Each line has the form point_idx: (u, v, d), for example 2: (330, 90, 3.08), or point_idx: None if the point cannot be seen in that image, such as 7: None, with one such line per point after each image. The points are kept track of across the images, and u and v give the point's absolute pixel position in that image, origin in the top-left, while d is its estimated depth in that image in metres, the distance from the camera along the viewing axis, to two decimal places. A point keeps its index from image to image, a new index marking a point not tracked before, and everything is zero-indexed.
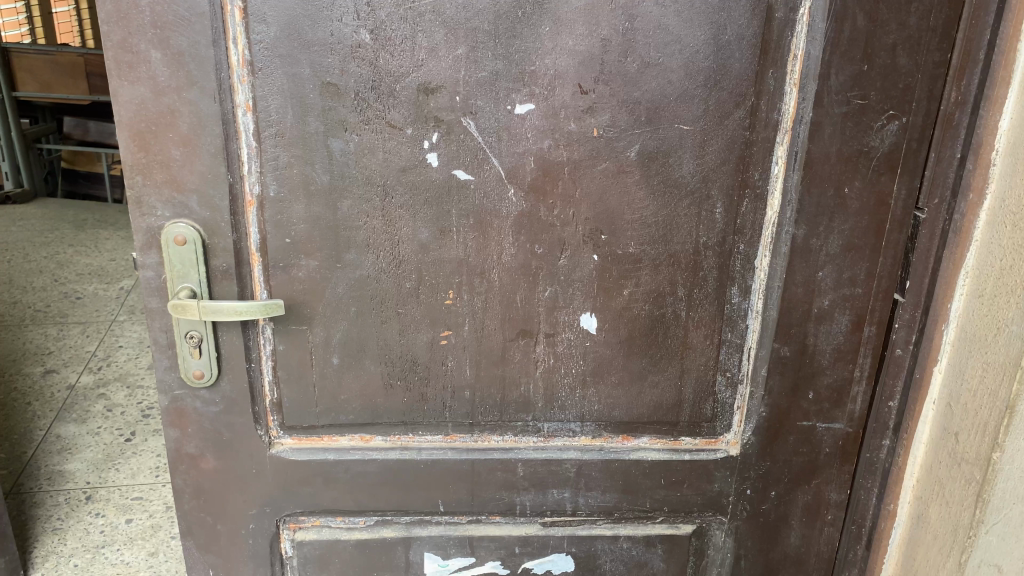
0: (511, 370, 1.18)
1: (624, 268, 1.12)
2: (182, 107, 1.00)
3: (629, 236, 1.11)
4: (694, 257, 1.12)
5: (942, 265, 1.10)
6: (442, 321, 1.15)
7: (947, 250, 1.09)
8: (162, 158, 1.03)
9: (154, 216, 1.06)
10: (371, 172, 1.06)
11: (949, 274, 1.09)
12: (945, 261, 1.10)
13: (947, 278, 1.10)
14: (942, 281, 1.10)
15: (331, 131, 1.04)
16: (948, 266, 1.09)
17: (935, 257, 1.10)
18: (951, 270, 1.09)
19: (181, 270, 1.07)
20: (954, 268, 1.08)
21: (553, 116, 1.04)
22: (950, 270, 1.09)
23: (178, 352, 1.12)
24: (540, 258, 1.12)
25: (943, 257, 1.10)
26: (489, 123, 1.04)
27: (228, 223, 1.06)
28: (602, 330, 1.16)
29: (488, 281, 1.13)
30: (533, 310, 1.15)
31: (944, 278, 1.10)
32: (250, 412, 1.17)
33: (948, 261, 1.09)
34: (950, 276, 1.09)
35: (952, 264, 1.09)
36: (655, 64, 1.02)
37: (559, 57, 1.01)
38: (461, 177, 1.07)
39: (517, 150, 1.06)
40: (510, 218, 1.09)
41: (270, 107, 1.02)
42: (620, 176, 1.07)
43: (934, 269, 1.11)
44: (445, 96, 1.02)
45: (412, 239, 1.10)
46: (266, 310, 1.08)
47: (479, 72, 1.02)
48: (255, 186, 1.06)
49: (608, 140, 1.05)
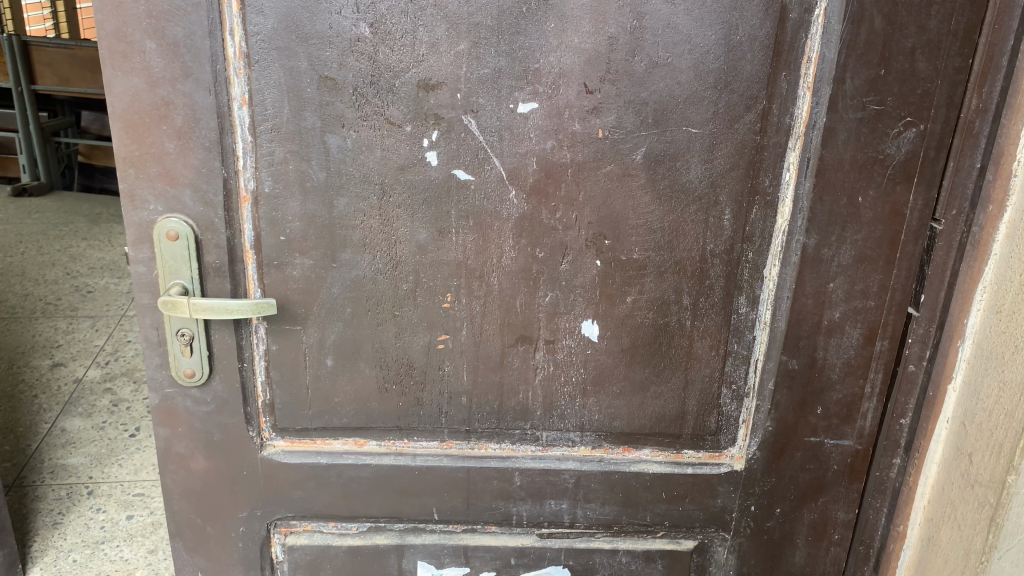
0: (510, 377, 1.15)
1: (628, 275, 1.09)
2: (177, 99, 0.98)
3: (634, 242, 1.07)
4: (701, 265, 1.09)
5: (958, 279, 1.06)
6: (439, 324, 1.12)
7: (964, 264, 1.05)
8: (155, 152, 1.01)
9: (146, 210, 1.03)
10: (369, 170, 1.03)
11: (965, 289, 1.05)
12: (961, 276, 1.05)
13: (963, 294, 1.05)
14: (958, 296, 1.06)
15: (328, 127, 1.01)
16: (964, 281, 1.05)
17: (950, 271, 1.06)
18: (968, 286, 1.04)
19: (173, 265, 1.05)
20: (971, 284, 1.04)
21: (557, 116, 1.01)
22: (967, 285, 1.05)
23: (170, 350, 1.10)
24: (541, 262, 1.08)
25: (960, 271, 1.05)
26: (491, 121, 1.01)
27: (221, 218, 1.04)
28: (604, 338, 1.13)
29: (488, 284, 1.10)
30: (534, 316, 1.11)
31: (961, 293, 1.06)
32: (242, 412, 1.15)
33: (965, 275, 1.05)
34: (967, 291, 1.05)
35: (969, 278, 1.04)
36: (664, 64, 0.98)
37: (564, 55, 0.98)
38: (462, 176, 1.04)
39: (520, 150, 1.03)
40: (511, 220, 1.06)
41: (266, 101, 1.00)
42: (626, 179, 1.04)
43: (950, 284, 1.06)
44: (446, 93, 0.99)
45: (409, 240, 1.07)
46: (257, 309, 1.05)
47: (481, 69, 0.98)
48: (250, 182, 1.04)
49: (614, 141, 1.02)
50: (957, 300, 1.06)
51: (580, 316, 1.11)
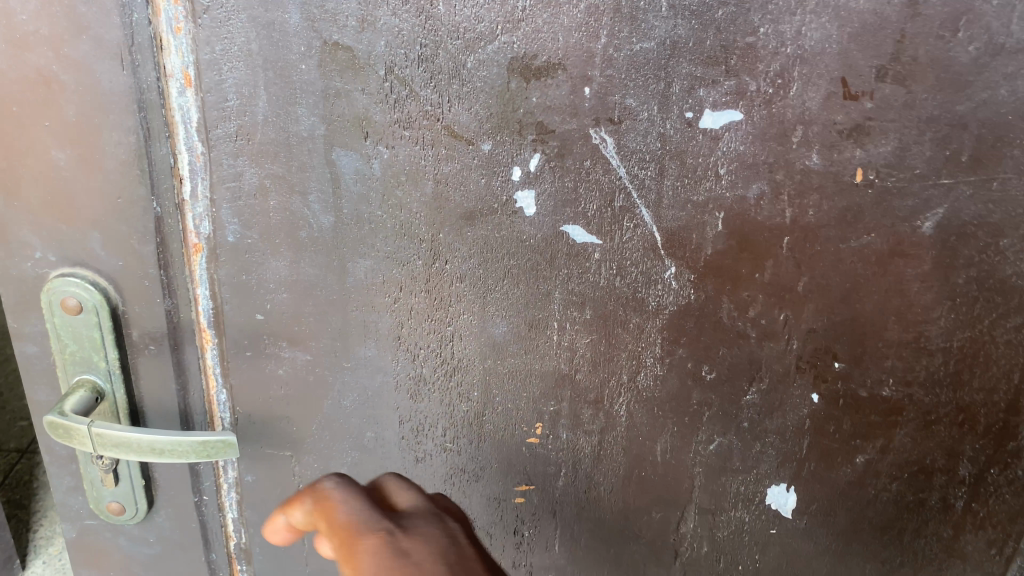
0: (633, 555, 0.69)
1: (710, 476, 0.64)
2: (64, 72, 0.52)
3: (886, 369, 0.58)
4: (1007, 418, 0.59)
5: (396, 523, 0.42)
6: (521, 468, 0.65)
7: (330, 480, 0.45)
8: (34, 164, 0.55)
9: (30, 258, 0.58)
10: (412, 215, 0.57)
11: (421, 560, 0.39)
12: (372, 510, 0.42)
13: (423, 555, 0.40)
14: (462, 538, 0.43)
15: (342, 137, 0.54)
16: (342, 490, 0.44)
17: (419, 488, 0.46)
18: (356, 548, 0.40)
19: (76, 354, 0.60)
20: (319, 501, 0.44)
21: (777, 139, 0.51)
22: (355, 500, 0.43)
23: (84, 475, 0.67)
24: (709, 389, 0.60)
25: (352, 504, 0.43)
26: (644, 143, 0.52)
27: (155, 281, 0.59)
28: (771, 548, 0.67)
29: (609, 415, 0.62)
30: (634, 501, 0.66)
31: (452, 544, 0.41)
32: (202, 564, 0.73)
33: (364, 522, 0.41)
34: (371, 559, 0.39)
35: (402, 524, 0.42)
36: (1017, 50, 0.48)
37: (810, 20, 0.48)
38: (578, 237, 0.56)
39: (694, 197, 0.54)
40: (662, 317, 0.58)
41: (227, 83, 0.53)
42: (893, 261, 0.54)
43: (437, 503, 0.46)
44: (561, 85, 0.51)
45: (477, 335, 0.60)
46: (204, 451, 0.60)
47: (637, 42, 0.50)
48: (203, 222, 0.58)
49: (883, 193, 0.52)
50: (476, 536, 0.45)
51: (665, 510, 0.66)
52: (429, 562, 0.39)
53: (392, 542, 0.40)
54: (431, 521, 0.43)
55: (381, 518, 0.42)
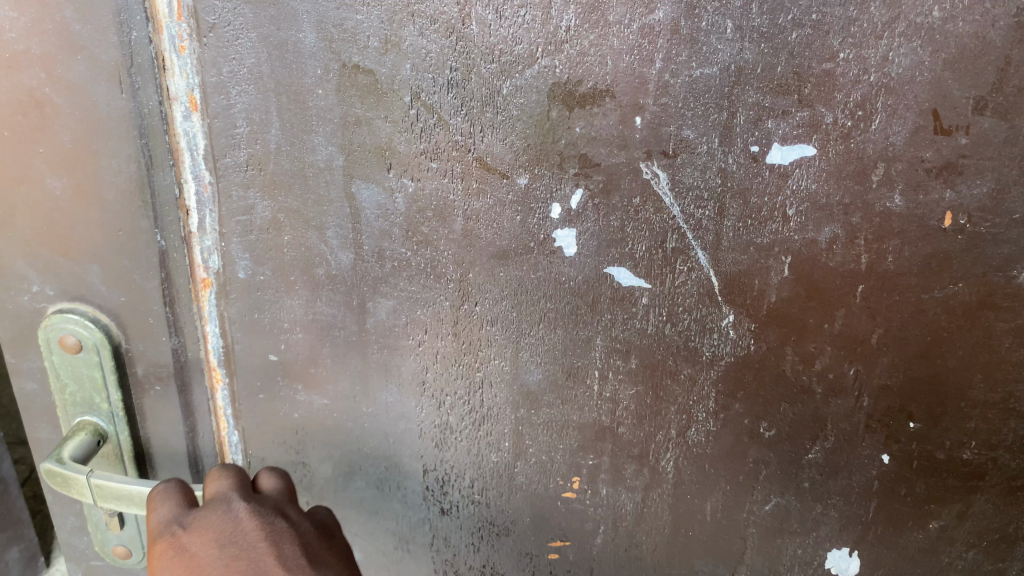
0: None
1: (764, 538, 0.58)
2: (57, 93, 0.46)
3: (969, 430, 0.52)
4: None
5: (186, 521, 0.47)
6: (554, 523, 0.60)
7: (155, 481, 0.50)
8: (27, 193, 0.49)
9: (26, 292, 0.53)
10: (439, 253, 0.51)
11: (197, 552, 0.45)
12: (173, 510, 0.48)
13: (200, 545, 0.45)
14: (240, 514, 0.47)
15: (363, 169, 0.49)
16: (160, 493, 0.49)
17: (222, 472, 0.50)
18: (149, 554, 0.45)
19: (76, 398, 0.54)
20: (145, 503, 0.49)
21: (855, 177, 0.45)
22: (165, 507, 0.48)
23: (89, 516, 0.63)
24: (765, 446, 0.54)
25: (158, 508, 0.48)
26: (702, 179, 0.46)
27: (160, 317, 0.54)
28: None
29: (654, 470, 0.57)
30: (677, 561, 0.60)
31: (233, 524, 0.47)
32: None
33: (158, 528, 0.46)
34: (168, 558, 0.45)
35: (189, 520, 0.47)
36: None
37: (898, 44, 0.42)
38: (623, 280, 0.50)
39: (756, 239, 0.48)
40: (715, 368, 0.52)
41: (236, 109, 0.48)
42: (982, 313, 0.48)
43: (246, 487, 0.50)
44: (609, 114, 0.45)
45: (509, 382, 0.55)
46: None
47: (698, 67, 0.44)
48: (212, 256, 0.53)
49: (975, 238, 0.46)
50: (274, 503, 0.50)
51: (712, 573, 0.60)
52: (203, 555, 0.45)
53: (187, 543, 0.45)
54: (216, 509, 0.47)
55: (177, 520, 0.47)
